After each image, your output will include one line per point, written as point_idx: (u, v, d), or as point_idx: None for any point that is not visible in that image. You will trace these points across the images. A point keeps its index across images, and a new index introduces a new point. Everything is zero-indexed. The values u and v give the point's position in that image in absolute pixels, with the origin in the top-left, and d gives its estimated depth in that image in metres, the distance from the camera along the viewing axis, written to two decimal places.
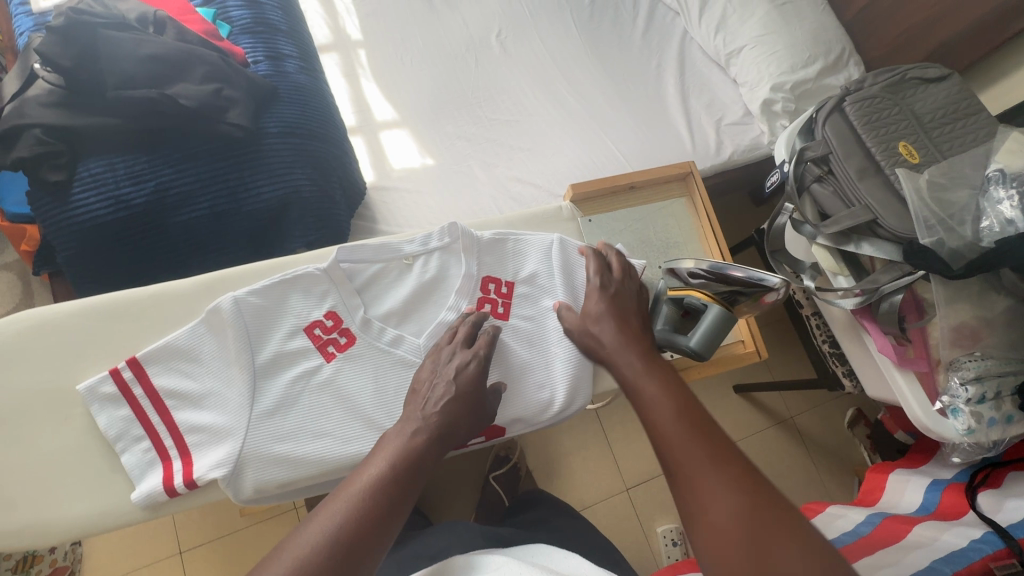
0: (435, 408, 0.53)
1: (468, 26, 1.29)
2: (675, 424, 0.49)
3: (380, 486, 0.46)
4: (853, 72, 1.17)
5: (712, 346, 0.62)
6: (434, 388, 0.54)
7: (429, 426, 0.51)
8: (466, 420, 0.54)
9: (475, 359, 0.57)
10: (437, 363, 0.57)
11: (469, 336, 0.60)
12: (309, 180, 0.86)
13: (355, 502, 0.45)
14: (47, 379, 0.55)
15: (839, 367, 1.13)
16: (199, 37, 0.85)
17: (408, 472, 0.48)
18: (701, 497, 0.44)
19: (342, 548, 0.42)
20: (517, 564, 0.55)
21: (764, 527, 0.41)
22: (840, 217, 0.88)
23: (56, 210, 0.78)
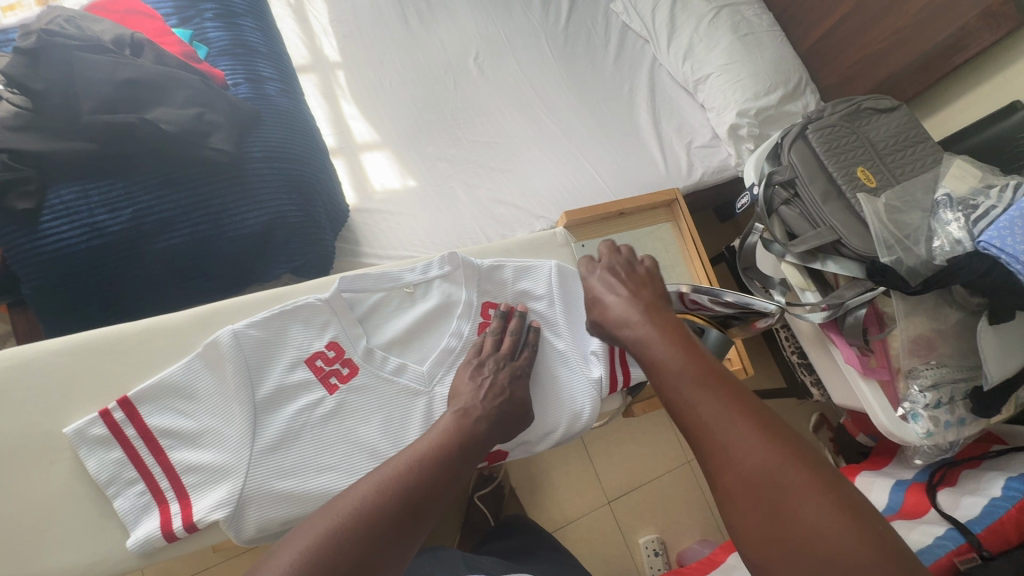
0: (490, 404, 0.57)
1: (445, 48, 1.31)
2: (696, 391, 0.45)
3: (427, 461, 0.49)
4: (810, 99, 1.26)
5: None
6: (488, 385, 0.59)
7: (488, 417, 0.56)
8: (513, 423, 0.59)
9: (522, 371, 0.63)
10: (481, 369, 0.61)
11: (514, 344, 0.64)
12: (294, 206, 0.86)
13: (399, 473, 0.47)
14: (32, 422, 0.53)
15: (808, 376, 1.19)
16: (179, 60, 0.83)
17: (462, 449, 0.52)
18: (735, 468, 0.40)
19: (357, 540, 0.42)
20: None
21: (799, 494, 0.38)
22: (807, 237, 0.94)
23: (22, 239, 0.74)
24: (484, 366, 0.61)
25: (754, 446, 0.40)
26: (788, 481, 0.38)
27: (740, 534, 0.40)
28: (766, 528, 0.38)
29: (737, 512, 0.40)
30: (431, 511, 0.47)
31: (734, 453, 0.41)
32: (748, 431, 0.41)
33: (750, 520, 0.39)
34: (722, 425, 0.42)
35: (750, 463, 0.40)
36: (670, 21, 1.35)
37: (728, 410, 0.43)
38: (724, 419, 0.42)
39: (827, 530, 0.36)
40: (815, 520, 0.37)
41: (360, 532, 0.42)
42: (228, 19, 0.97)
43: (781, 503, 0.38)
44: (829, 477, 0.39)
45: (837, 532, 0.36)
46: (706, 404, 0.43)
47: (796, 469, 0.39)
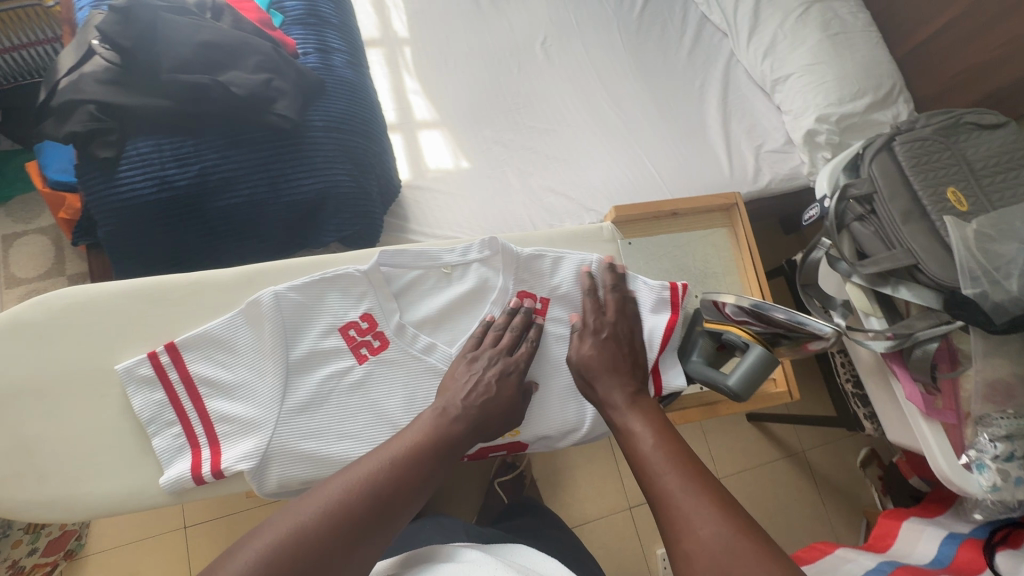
0: (472, 402, 0.56)
1: (514, 30, 1.29)
2: (663, 464, 0.51)
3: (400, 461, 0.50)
4: (901, 109, 1.15)
5: (753, 389, 0.60)
6: (475, 383, 0.58)
7: (467, 418, 0.55)
8: (496, 425, 0.57)
9: (514, 368, 0.60)
10: (473, 364, 0.59)
11: (511, 343, 0.61)
12: (349, 176, 0.87)
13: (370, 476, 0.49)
14: (87, 357, 0.57)
15: (861, 409, 1.10)
16: (254, 26, 0.86)
17: (441, 444, 0.53)
18: (692, 533, 0.46)
19: (318, 537, 0.44)
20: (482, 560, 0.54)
21: (745, 561, 0.43)
22: (879, 258, 0.86)
23: (101, 185, 0.79)
24: (476, 361, 0.60)
25: (710, 519, 0.46)
26: (739, 555, 0.43)
27: None
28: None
29: None
30: (407, 504, 0.49)
31: (693, 523, 0.46)
32: (705, 501, 0.47)
33: None
34: (684, 495, 0.48)
35: (703, 530, 0.45)
36: (754, 14, 1.27)
37: (689, 483, 0.49)
38: (686, 490, 0.48)
39: None
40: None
41: (329, 529, 0.45)
42: None
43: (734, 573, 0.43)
44: (775, 551, 0.44)
45: None
46: (671, 475, 0.50)
47: (746, 541, 0.44)
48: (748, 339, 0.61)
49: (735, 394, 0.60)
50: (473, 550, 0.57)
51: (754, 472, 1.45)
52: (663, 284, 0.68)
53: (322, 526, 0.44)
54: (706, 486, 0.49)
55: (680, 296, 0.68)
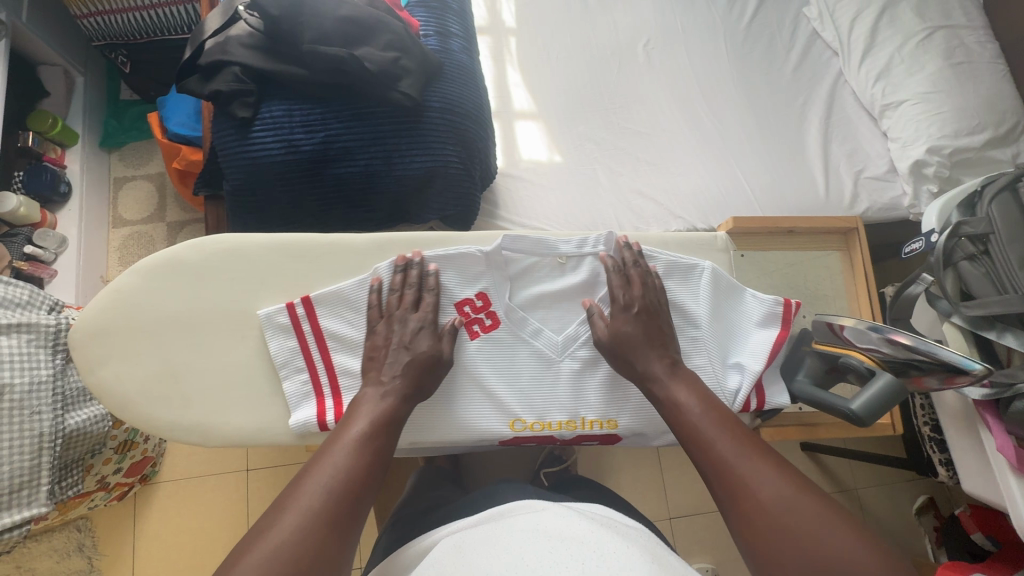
0: (398, 371, 0.57)
1: (618, 30, 1.29)
2: (715, 430, 0.53)
3: (360, 445, 0.51)
4: (1023, 148, 1.09)
5: (879, 415, 0.59)
6: (392, 355, 0.57)
7: (398, 390, 0.56)
8: (430, 385, 0.58)
9: (425, 325, 0.60)
10: (394, 327, 0.60)
11: (416, 299, 0.61)
12: (457, 157, 0.90)
13: (343, 465, 0.49)
14: (232, 299, 0.62)
15: (937, 454, 1.07)
16: (386, 5, 0.90)
17: (405, 394, 0.56)
18: (755, 493, 0.48)
19: (346, 488, 0.48)
20: (562, 511, 0.57)
21: (807, 515, 0.46)
22: (989, 300, 0.83)
23: (235, 142, 0.85)
24: (393, 324, 0.60)
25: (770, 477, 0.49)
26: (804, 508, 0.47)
27: (759, 554, 0.47)
28: (786, 551, 0.45)
29: (760, 539, 0.47)
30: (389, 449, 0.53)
31: (754, 484, 0.49)
32: (760, 462, 0.50)
33: (771, 541, 0.46)
34: (741, 458, 0.50)
35: (764, 490, 0.48)
36: (870, 35, 1.22)
37: (743, 449, 0.51)
38: (740, 453, 0.51)
39: (832, 540, 0.45)
40: (827, 540, 0.45)
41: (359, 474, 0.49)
42: None
43: (800, 527, 0.46)
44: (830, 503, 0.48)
45: (849, 548, 0.44)
46: (727, 442, 0.52)
47: (804, 495, 0.48)
48: (872, 365, 0.61)
49: (854, 417, 0.59)
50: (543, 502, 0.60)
51: None
52: (777, 300, 0.67)
53: (329, 508, 0.46)
54: (756, 449, 0.52)
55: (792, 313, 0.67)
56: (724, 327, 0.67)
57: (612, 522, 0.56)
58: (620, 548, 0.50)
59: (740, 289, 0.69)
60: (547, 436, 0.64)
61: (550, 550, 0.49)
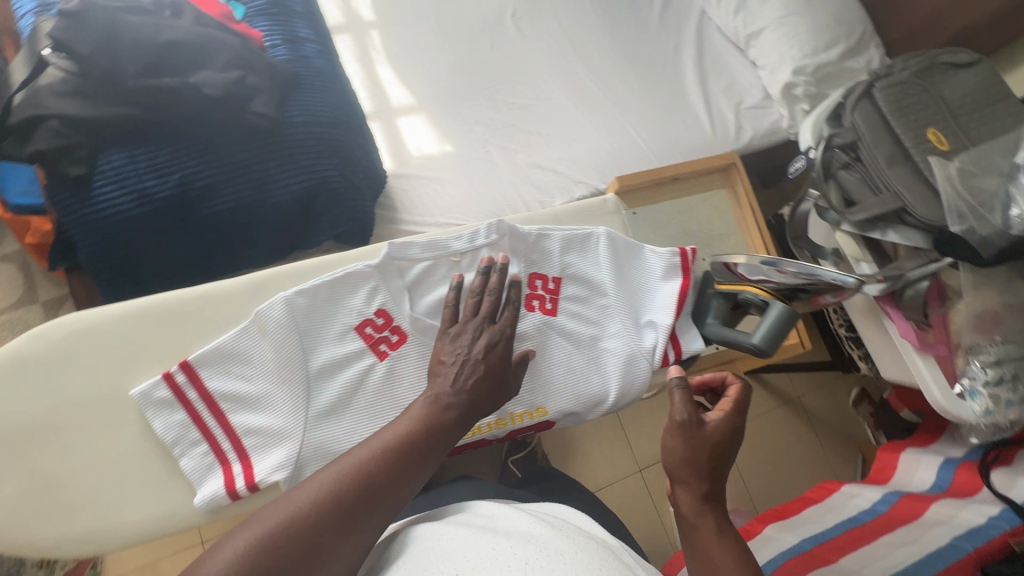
0: (465, 385, 0.55)
1: (483, 5, 1.25)
2: (713, 533, 0.53)
3: (407, 442, 0.51)
4: (874, 54, 1.17)
5: (778, 345, 0.61)
6: (461, 364, 0.56)
7: (461, 406, 0.54)
8: (489, 401, 0.56)
9: (500, 338, 0.58)
10: (459, 340, 0.57)
11: (491, 309, 0.59)
12: (336, 170, 0.85)
13: (386, 455, 0.49)
14: (99, 384, 0.56)
15: (855, 351, 1.15)
16: (217, 21, 0.82)
17: (462, 400, 0.54)
18: None
19: (376, 481, 0.48)
20: (517, 517, 0.52)
21: None
22: (868, 205, 0.89)
23: (76, 205, 0.75)
24: (461, 334, 0.58)
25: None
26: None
27: None
28: None
29: None
30: (428, 464, 0.51)
31: None
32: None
33: None
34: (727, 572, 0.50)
35: None
36: None
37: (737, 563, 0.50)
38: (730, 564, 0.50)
39: None
40: None
41: (390, 471, 0.49)
42: None
43: None
44: None
45: None
46: (720, 551, 0.51)
47: None
48: (766, 297, 0.63)
49: (760, 351, 0.61)
50: (500, 507, 0.56)
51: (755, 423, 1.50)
52: (672, 250, 0.69)
53: (356, 488, 0.47)
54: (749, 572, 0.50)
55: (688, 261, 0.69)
56: (632, 288, 0.69)
57: (565, 524, 0.52)
58: (566, 547, 0.46)
59: (640, 247, 0.70)
60: (480, 440, 0.65)
61: (494, 547, 0.46)
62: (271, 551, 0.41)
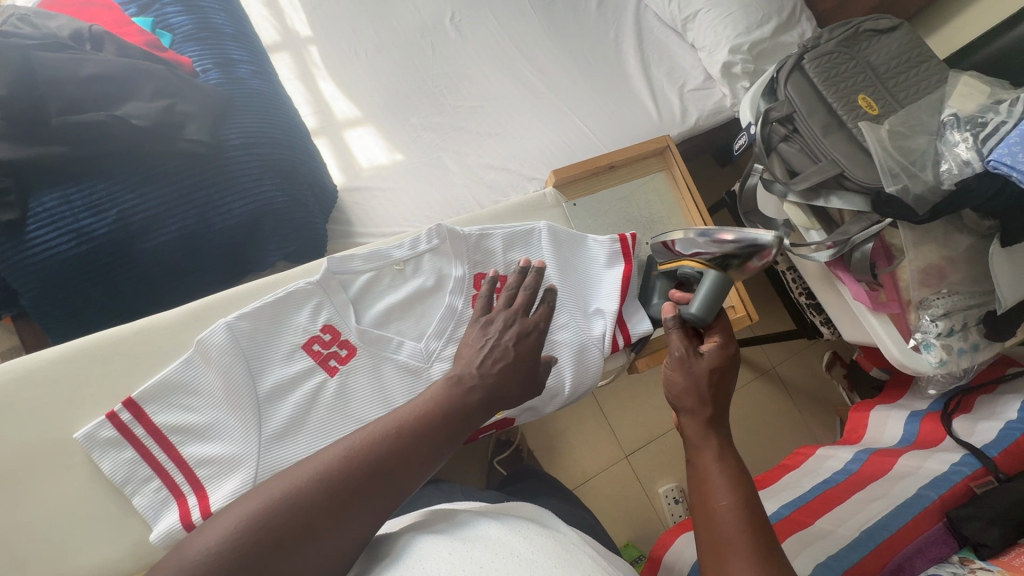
0: (494, 370, 0.54)
1: (420, 11, 1.25)
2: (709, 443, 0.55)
3: (420, 428, 0.48)
4: (806, 27, 1.20)
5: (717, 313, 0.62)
6: (491, 348, 0.55)
7: (484, 388, 0.53)
8: (518, 389, 0.55)
9: (533, 329, 0.58)
10: (487, 327, 0.57)
11: (526, 303, 0.60)
12: (279, 190, 0.84)
13: (396, 438, 0.47)
14: (43, 431, 0.57)
15: (817, 317, 1.17)
16: (141, 50, 0.81)
17: (486, 382, 0.53)
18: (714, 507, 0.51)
19: (395, 452, 0.47)
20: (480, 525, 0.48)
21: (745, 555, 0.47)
22: (809, 173, 0.91)
23: (12, 250, 0.73)
24: (491, 325, 0.57)
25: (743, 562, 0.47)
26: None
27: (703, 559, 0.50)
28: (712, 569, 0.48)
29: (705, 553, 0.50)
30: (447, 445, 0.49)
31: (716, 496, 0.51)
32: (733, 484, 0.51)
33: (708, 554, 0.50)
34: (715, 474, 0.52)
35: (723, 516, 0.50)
36: None
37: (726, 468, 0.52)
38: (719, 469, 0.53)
39: None
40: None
41: (408, 448, 0.47)
42: (189, 3, 0.93)
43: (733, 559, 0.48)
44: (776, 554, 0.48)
45: None
46: (711, 457, 0.54)
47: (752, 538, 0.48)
48: (701, 268, 0.66)
49: (698, 319, 0.62)
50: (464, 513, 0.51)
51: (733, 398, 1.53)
52: (613, 238, 0.73)
53: (373, 457, 0.46)
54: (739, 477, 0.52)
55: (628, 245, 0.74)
56: (579, 276, 0.72)
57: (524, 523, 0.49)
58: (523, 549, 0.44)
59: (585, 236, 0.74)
60: None
61: (450, 551, 0.43)
62: (270, 519, 0.42)
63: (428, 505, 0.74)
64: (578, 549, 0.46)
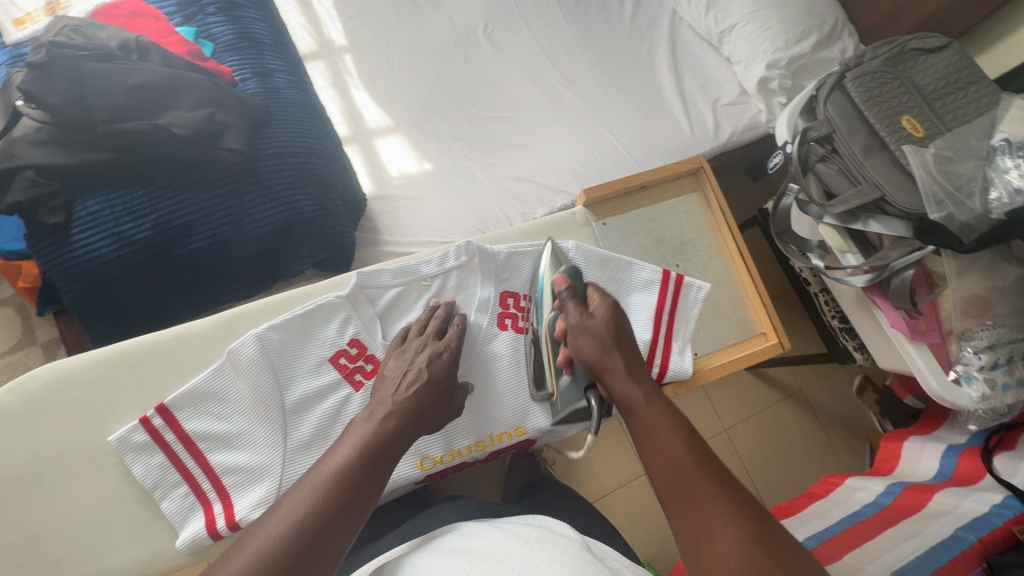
0: (406, 393, 0.57)
1: (453, 21, 1.26)
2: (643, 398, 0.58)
3: (346, 473, 0.49)
4: (847, 43, 1.17)
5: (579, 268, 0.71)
6: (403, 374, 0.59)
7: (397, 414, 0.55)
8: (434, 412, 0.58)
9: (445, 349, 0.62)
10: (406, 354, 0.62)
11: (439, 330, 0.65)
12: (311, 199, 0.85)
13: (322, 495, 0.47)
14: (81, 434, 0.59)
15: (850, 342, 1.13)
16: (185, 60, 0.83)
17: (406, 411, 0.55)
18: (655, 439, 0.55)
19: (341, 474, 0.49)
20: (495, 537, 0.55)
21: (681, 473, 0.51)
22: (847, 196, 0.88)
23: (57, 251, 0.76)
24: (408, 348, 0.62)
25: (737, 521, 0.46)
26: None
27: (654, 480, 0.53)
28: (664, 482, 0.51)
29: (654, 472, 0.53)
30: (379, 476, 0.51)
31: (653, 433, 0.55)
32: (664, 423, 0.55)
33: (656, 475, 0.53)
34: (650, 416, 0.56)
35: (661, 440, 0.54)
36: None
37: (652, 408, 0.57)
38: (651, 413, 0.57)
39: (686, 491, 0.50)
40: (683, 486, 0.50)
41: (349, 476, 0.49)
42: (231, 13, 0.95)
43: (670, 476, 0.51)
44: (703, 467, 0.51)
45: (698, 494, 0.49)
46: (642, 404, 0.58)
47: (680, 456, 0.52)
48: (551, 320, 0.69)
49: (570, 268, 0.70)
50: (478, 527, 0.58)
51: (758, 418, 1.49)
52: (656, 270, 0.76)
53: (341, 482, 0.48)
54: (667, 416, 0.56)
55: (671, 279, 0.76)
56: None
57: (546, 538, 0.54)
58: (544, 565, 0.49)
59: (628, 262, 0.76)
60: (461, 463, 0.68)
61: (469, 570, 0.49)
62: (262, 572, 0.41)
63: (446, 521, 0.74)
64: (597, 560, 0.52)
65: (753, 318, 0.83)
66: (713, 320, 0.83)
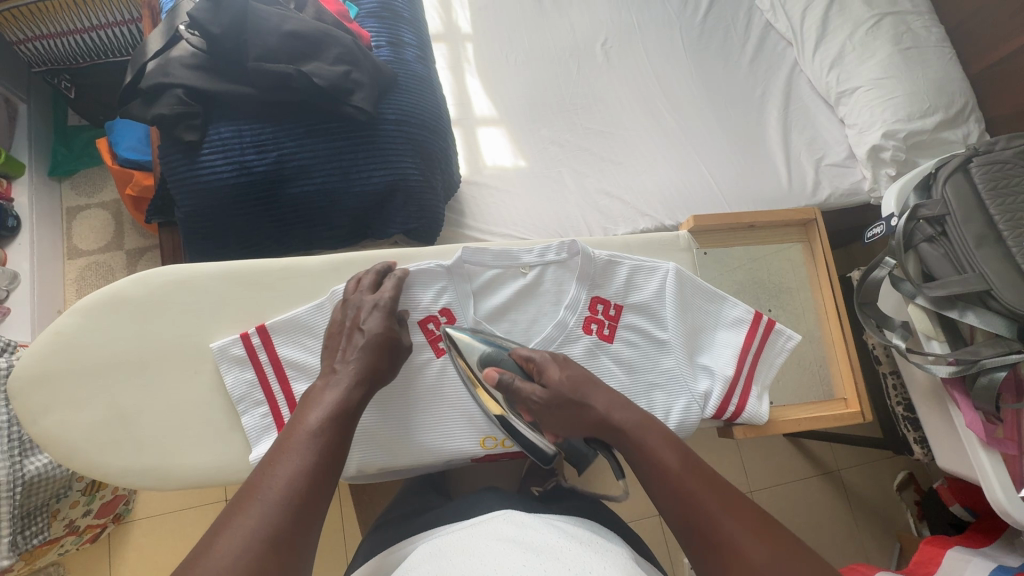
0: (355, 353, 0.60)
1: (575, 31, 1.29)
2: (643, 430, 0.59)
3: (318, 437, 0.53)
4: (972, 128, 1.13)
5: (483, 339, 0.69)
6: (349, 344, 0.61)
7: (350, 374, 0.58)
8: (382, 366, 0.61)
9: (382, 304, 0.64)
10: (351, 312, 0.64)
11: (374, 284, 0.66)
12: (417, 169, 0.88)
13: (305, 464, 0.50)
14: (187, 336, 0.64)
15: (911, 432, 1.09)
16: (334, 18, 0.88)
17: (360, 378, 0.59)
18: (663, 458, 0.56)
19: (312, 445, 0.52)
20: (549, 534, 0.57)
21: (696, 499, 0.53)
22: (949, 281, 0.84)
23: (183, 167, 0.82)
24: (354, 308, 0.64)
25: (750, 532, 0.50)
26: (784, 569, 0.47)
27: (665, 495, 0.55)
28: (676, 506, 0.54)
29: (661, 493, 0.55)
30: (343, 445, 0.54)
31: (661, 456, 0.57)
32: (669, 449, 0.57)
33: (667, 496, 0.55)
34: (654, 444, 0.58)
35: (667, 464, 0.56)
36: (822, 23, 1.24)
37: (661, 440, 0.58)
38: (657, 441, 0.58)
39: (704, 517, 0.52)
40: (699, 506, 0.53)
41: (320, 450, 0.52)
42: None
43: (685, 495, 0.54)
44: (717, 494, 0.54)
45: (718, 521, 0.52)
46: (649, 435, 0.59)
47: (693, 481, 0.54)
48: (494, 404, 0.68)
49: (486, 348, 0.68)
50: (533, 520, 0.60)
51: (787, 487, 1.44)
52: (748, 310, 0.77)
53: (312, 455, 0.51)
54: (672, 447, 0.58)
55: (762, 323, 0.77)
56: (695, 327, 0.76)
57: (597, 542, 0.56)
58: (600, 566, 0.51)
59: (721, 297, 0.77)
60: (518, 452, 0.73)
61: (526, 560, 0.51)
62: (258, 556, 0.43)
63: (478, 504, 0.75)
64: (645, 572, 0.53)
65: (835, 383, 0.83)
66: (786, 374, 0.82)
